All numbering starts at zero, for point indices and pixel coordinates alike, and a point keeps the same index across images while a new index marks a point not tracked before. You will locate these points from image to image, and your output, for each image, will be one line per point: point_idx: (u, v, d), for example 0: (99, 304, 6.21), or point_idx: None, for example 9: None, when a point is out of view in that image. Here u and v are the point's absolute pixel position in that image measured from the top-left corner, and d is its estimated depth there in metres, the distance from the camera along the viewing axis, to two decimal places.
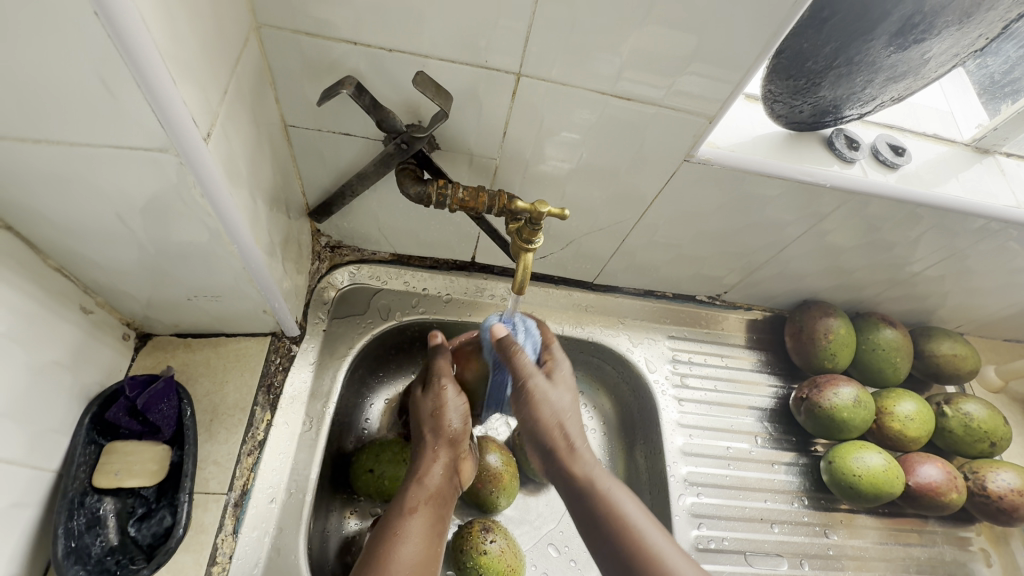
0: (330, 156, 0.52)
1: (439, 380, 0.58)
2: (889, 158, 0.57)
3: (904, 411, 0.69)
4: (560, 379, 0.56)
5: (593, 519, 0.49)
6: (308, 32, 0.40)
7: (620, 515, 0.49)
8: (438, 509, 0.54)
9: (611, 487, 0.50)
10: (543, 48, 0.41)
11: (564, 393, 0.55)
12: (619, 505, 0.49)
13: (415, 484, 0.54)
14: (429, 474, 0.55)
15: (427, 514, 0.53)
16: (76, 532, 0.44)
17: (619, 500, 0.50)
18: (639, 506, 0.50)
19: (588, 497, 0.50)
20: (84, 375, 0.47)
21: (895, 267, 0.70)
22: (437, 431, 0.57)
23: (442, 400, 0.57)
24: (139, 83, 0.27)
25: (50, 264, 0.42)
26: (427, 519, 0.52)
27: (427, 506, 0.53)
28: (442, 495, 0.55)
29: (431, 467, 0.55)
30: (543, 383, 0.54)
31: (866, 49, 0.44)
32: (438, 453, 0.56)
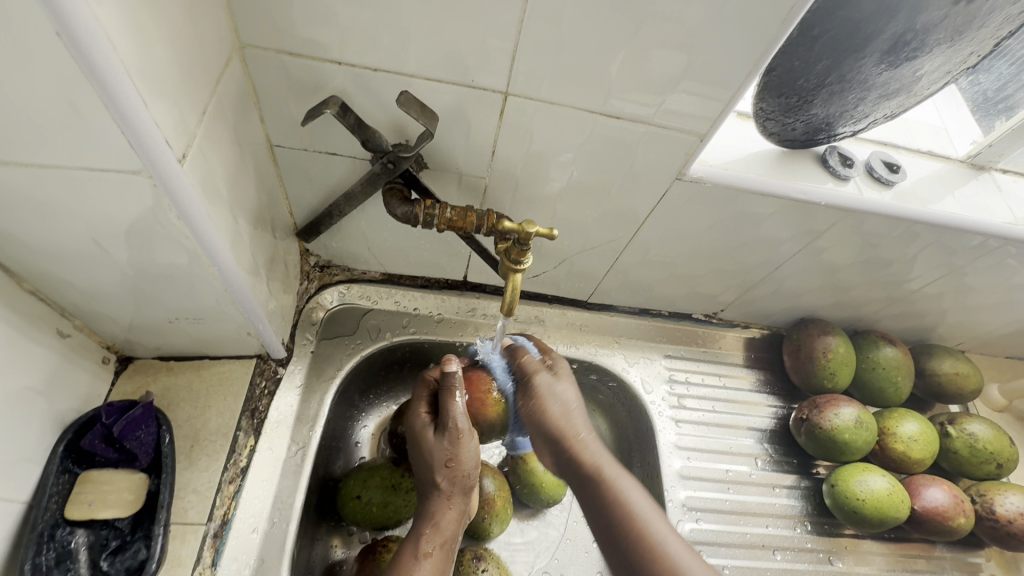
0: (317, 175, 0.51)
1: (455, 424, 0.53)
2: (884, 175, 0.56)
3: (907, 432, 0.68)
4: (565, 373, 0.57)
5: (602, 517, 0.48)
6: (292, 52, 0.40)
7: (628, 509, 0.48)
8: (451, 556, 0.51)
9: (618, 478, 0.50)
10: (530, 68, 0.41)
11: (567, 387, 0.56)
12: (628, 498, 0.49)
13: (428, 531, 0.50)
14: (443, 521, 0.51)
15: (442, 561, 0.49)
16: (45, 568, 0.42)
17: (626, 493, 0.49)
18: (645, 495, 0.49)
19: (592, 485, 0.50)
20: (59, 402, 0.45)
21: (893, 284, 0.68)
22: (455, 477, 0.53)
23: (459, 445, 0.53)
24: (106, 103, 0.27)
25: (25, 288, 0.41)
26: (440, 566, 0.49)
27: (442, 554, 0.50)
28: (454, 540, 0.52)
29: (445, 512, 0.52)
30: (547, 377, 0.56)
31: (858, 67, 0.44)
32: (453, 498, 0.53)
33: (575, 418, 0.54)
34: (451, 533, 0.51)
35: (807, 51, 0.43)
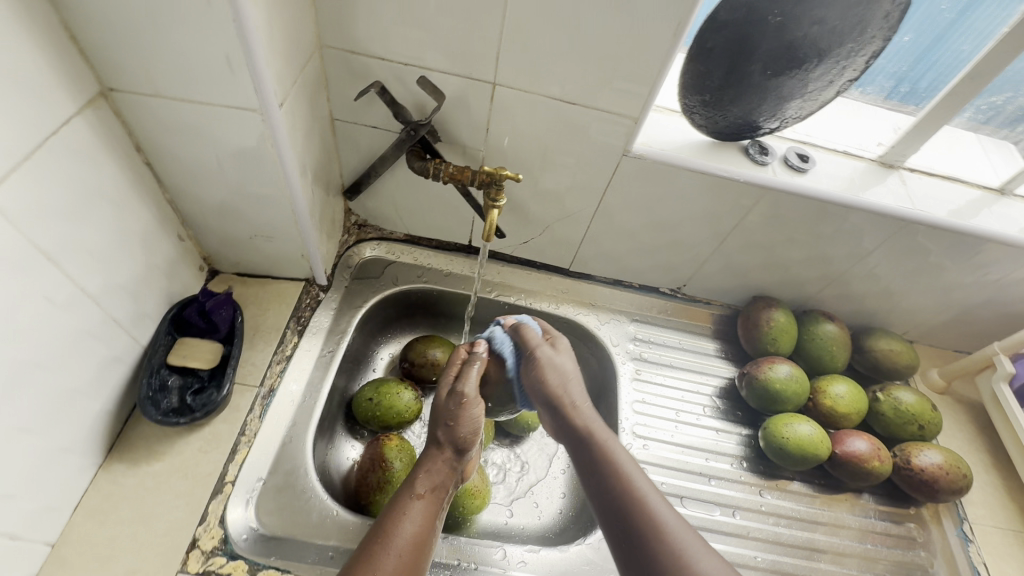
0: (362, 143, 0.71)
1: (463, 390, 0.61)
2: (796, 163, 0.71)
3: (837, 391, 0.78)
4: (554, 349, 0.65)
5: (603, 485, 0.53)
6: (353, 51, 0.60)
7: (624, 477, 0.52)
8: (439, 500, 0.56)
9: (615, 446, 0.56)
10: (510, 66, 0.60)
11: (566, 360, 0.65)
12: (624, 467, 0.53)
13: (422, 474, 0.57)
14: (435, 469, 0.57)
15: (432, 501, 0.55)
16: (152, 388, 0.60)
17: (620, 460, 0.54)
18: (646, 477, 0.53)
19: (592, 458, 0.55)
20: (172, 284, 0.65)
21: (826, 264, 0.81)
22: (451, 432, 0.59)
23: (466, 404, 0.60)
24: (247, 63, 0.47)
25: (166, 197, 0.61)
26: (429, 505, 0.54)
27: (433, 494, 0.55)
28: (445, 486, 0.57)
29: (437, 460, 0.58)
30: (548, 352, 0.64)
31: (749, 74, 0.61)
32: (445, 450, 0.59)
33: (574, 385, 0.62)
34: (440, 478, 0.57)
35: (707, 60, 0.61)
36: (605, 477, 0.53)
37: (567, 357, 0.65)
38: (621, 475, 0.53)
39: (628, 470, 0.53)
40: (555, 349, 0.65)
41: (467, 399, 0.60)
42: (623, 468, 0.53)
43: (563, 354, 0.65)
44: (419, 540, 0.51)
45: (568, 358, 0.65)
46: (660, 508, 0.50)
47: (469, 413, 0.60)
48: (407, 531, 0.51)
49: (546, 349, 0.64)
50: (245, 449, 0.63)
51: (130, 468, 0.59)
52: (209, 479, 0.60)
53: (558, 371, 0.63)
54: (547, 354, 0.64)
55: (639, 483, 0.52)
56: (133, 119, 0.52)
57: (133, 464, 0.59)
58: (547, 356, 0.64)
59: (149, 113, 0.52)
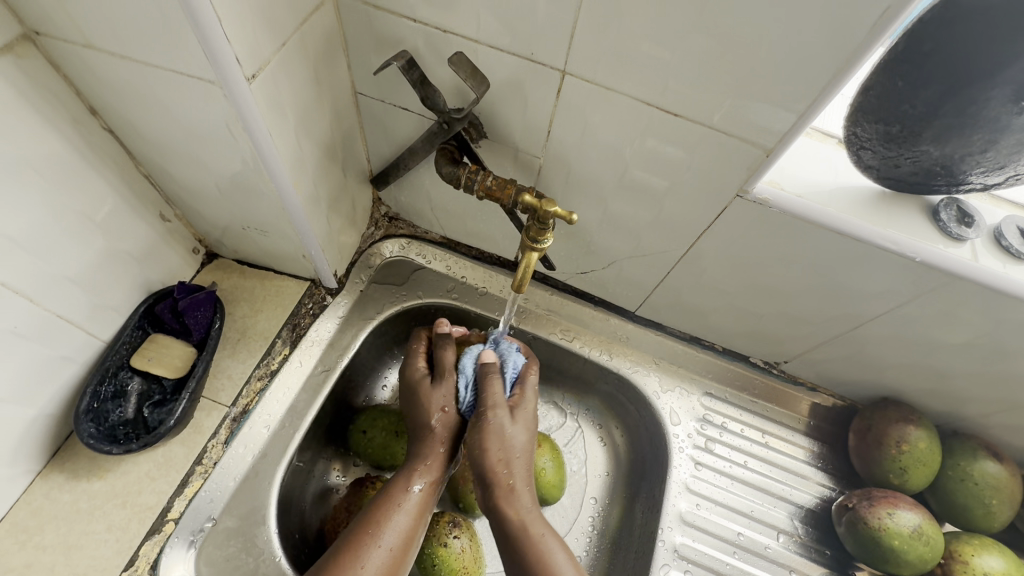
0: (390, 127, 0.56)
1: (450, 376, 0.57)
2: (1016, 247, 0.46)
3: (985, 566, 0.55)
4: (518, 415, 0.55)
5: (518, 558, 0.48)
6: (377, 5, 0.44)
7: (544, 556, 0.47)
8: (438, 488, 0.54)
9: (545, 535, 0.49)
10: (588, 48, 0.41)
11: (519, 432, 0.54)
12: (548, 550, 0.48)
13: (422, 464, 0.54)
14: (434, 458, 0.54)
15: (429, 491, 0.53)
16: (102, 396, 0.51)
17: (551, 545, 0.49)
18: (570, 561, 0.48)
19: (509, 536, 0.49)
20: (149, 271, 0.55)
21: (1012, 387, 0.55)
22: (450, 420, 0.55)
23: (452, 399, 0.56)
24: (187, 14, 0.32)
25: (141, 170, 0.50)
26: (427, 496, 0.52)
27: (430, 483, 0.53)
28: (442, 476, 0.55)
29: (438, 449, 0.55)
30: (504, 419, 0.54)
31: (983, 101, 0.37)
32: (446, 438, 0.55)
33: (519, 458, 0.53)
34: (440, 469, 0.54)
35: (913, 70, 0.37)
36: (524, 550, 0.48)
37: (524, 421, 0.55)
38: (539, 560, 0.47)
39: (554, 558, 0.47)
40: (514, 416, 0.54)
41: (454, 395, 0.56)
42: (548, 553, 0.48)
43: (521, 417, 0.55)
44: (412, 538, 0.50)
45: (524, 421, 0.55)
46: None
47: (457, 408, 0.56)
48: (399, 524, 0.49)
49: (504, 415, 0.54)
50: (197, 482, 0.53)
51: (69, 482, 0.51)
52: (147, 513, 0.51)
53: (518, 431, 0.54)
54: (501, 422, 0.53)
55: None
56: (77, 74, 0.40)
57: (73, 477, 0.51)
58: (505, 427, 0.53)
59: (95, 70, 0.39)
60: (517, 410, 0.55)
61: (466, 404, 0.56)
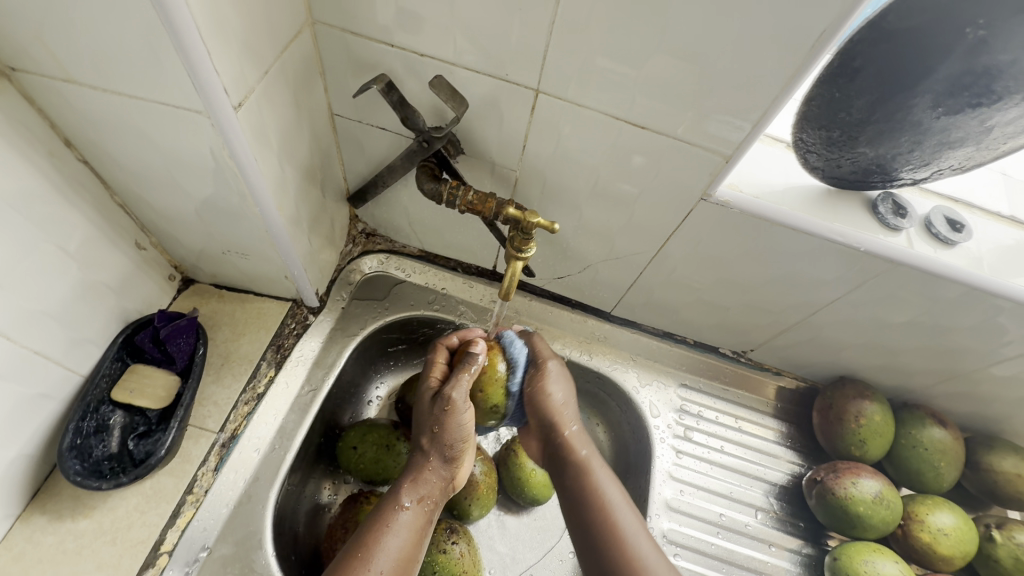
0: (367, 146, 0.57)
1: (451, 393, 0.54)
2: (943, 233, 0.52)
3: (938, 523, 0.61)
4: (558, 373, 0.60)
5: (581, 501, 0.55)
6: (354, 32, 0.45)
7: (602, 500, 0.54)
8: (428, 511, 0.54)
9: (601, 473, 0.56)
10: (560, 67, 0.44)
11: (563, 389, 0.60)
12: (601, 486, 0.55)
13: (410, 483, 0.55)
14: (425, 481, 0.55)
15: (419, 513, 0.53)
16: (84, 432, 0.50)
17: (602, 479, 0.56)
18: (622, 492, 0.56)
19: (574, 472, 0.57)
20: (126, 301, 0.54)
21: (950, 358, 0.62)
22: (440, 443, 0.55)
23: (451, 411, 0.54)
24: (178, 49, 0.33)
25: (116, 199, 0.50)
26: (417, 516, 0.52)
27: (419, 506, 0.53)
28: (433, 498, 0.55)
29: (426, 474, 0.55)
30: (554, 374, 0.60)
31: (907, 107, 0.42)
32: (433, 461, 0.56)
33: (565, 412, 0.59)
34: (430, 493, 0.55)
35: (848, 83, 0.42)
36: (582, 492, 0.55)
37: (559, 383, 0.60)
38: (599, 500, 0.54)
39: (610, 496, 0.55)
40: (558, 377, 0.60)
41: (455, 418, 0.55)
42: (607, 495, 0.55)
43: (554, 380, 0.59)
44: (405, 561, 0.49)
45: (560, 386, 0.60)
46: (638, 538, 0.52)
47: (456, 422, 0.55)
48: (390, 547, 0.49)
49: (545, 376, 0.59)
50: (190, 511, 0.52)
51: (52, 524, 0.49)
52: (140, 548, 0.50)
53: (557, 392, 0.59)
54: (544, 385, 0.59)
55: (617, 506, 0.54)
56: (51, 107, 0.40)
57: (57, 519, 0.50)
58: (551, 382, 0.59)
59: (72, 103, 0.39)
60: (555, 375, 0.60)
61: (463, 417, 0.55)
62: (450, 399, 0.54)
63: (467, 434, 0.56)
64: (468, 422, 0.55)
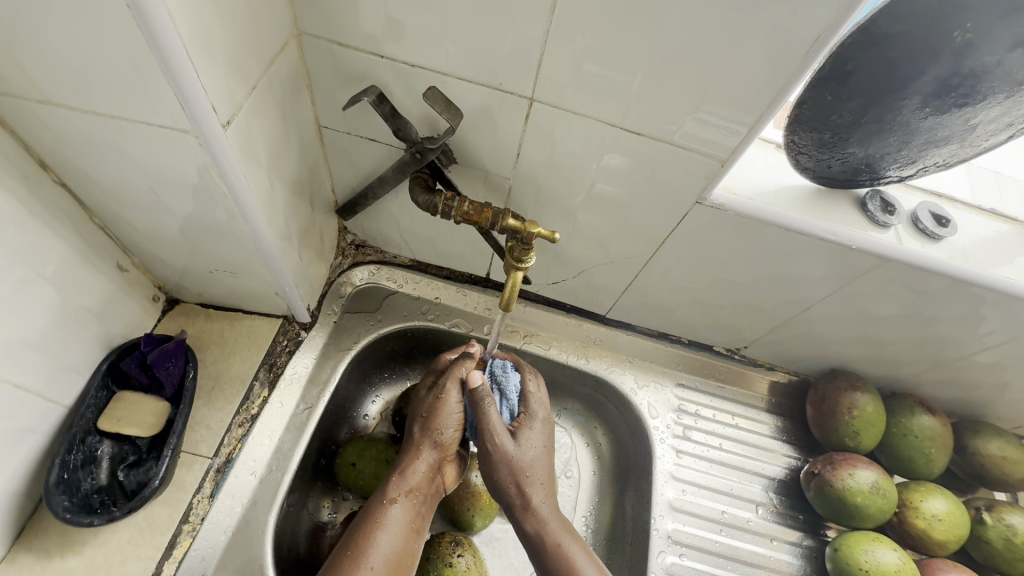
0: (356, 158, 0.56)
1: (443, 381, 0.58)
2: (930, 228, 0.53)
3: (932, 510, 0.62)
4: (536, 424, 0.57)
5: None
6: (342, 43, 0.44)
7: (572, 567, 0.50)
8: (420, 504, 0.53)
9: (569, 543, 0.52)
10: (555, 75, 0.43)
11: (537, 442, 0.56)
12: (574, 557, 0.51)
13: (399, 476, 0.53)
14: (414, 471, 0.54)
15: (408, 506, 0.52)
16: (71, 465, 0.48)
17: (574, 551, 0.52)
18: (596, 563, 0.51)
19: (540, 546, 0.52)
20: (109, 326, 0.52)
21: (937, 348, 0.63)
22: (429, 430, 0.56)
23: (443, 402, 0.57)
24: (163, 68, 0.31)
25: (96, 222, 0.48)
26: (407, 509, 0.52)
27: (408, 499, 0.52)
28: (423, 492, 0.54)
29: (416, 466, 0.54)
30: (509, 442, 0.54)
31: (896, 108, 0.43)
32: (423, 451, 0.55)
33: (537, 470, 0.55)
34: (420, 486, 0.54)
35: (838, 86, 0.42)
36: (553, 569, 0.51)
37: (533, 438, 0.56)
38: (568, 574, 0.50)
39: (579, 563, 0.51)
40: (531, 429, 0.56)
41: (444, 411, 0.56)
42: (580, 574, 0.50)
43: (531, 434, 0.56)
44: (399, 556, 0.49)
45: (536, 441, 0.56)
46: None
47: (447, 411, 0.56)
48: (381, 543, 0.49)
49: (508, 437, 0.54)
50: (186, 541, 0.51)
51: (41, 563, 0.47)
52: None
53: (529, 448, 0.55)
54: (507, 447, 0.54)
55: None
56: (25, 130, 0.38)
57: (46, 557, 0.47)
58: (523, 436, 0.55)
59: (49, 125, 0.38)
60: (524, 430, 0.56)
61: (453, 407, 0.56)
62: (444, 390, 0.57)
63: (459, 422, 0.57)
64: (459, 412, 0.57)
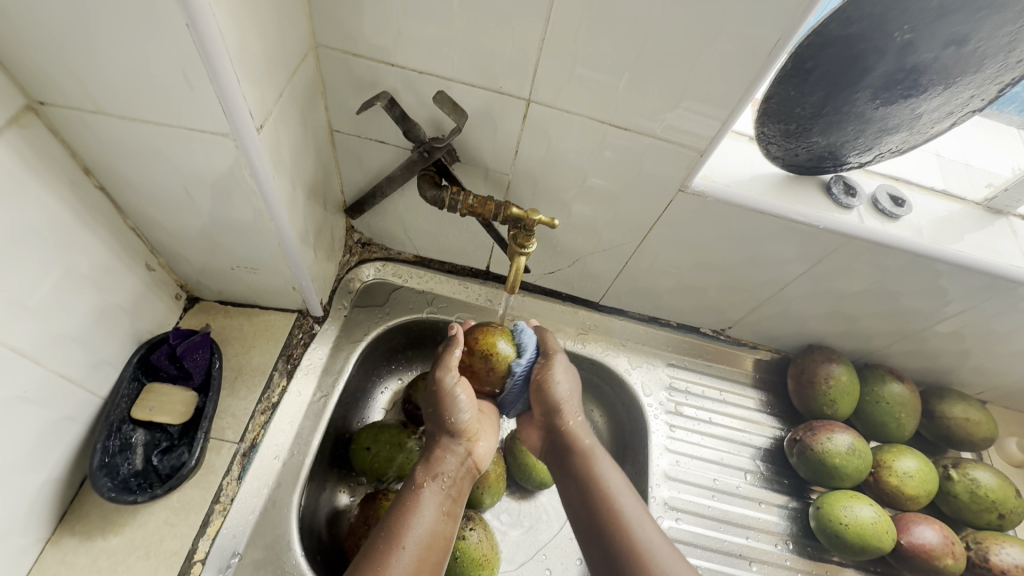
0: (365, 159, 0.60)
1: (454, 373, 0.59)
2: (888, 208, 0.59)
3: (904, 467, 0.68)
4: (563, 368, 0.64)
5: (584, 495, 0.57)
6: (356, 53, 0.49)
7: (607, 489, 0.56)
8: (450, 489, 0.56)
9: (604, 465, 0.58)
10: (550, 78, 0.48)
11: (567, 381, 0.63)
12: (608, 482, 0.57)
13: (426, 466, 0.57)
14: (440, 461, 0.57)
15: (437, 490, 0.55)
16: (110, 451, 0.51)
17: (604, 470, 0.58)
18: (624, 480, 0.58)
19: (580, 468, 0.59)
20: (138, 322, 0.56)
21: (902, 320, 0.69)
22: (446, 421, 0.59)
23: (449, 390, 0.59)
24: (211, 78, 0.36)
25: (128, 223, 0.52)
26: (437, 494, 0.54)
27: (437, 484, 0.55)
28: (451, 477, 0.57)
29: (441, 454, 0.58)
30: (550, 368, 0.63)
31: (852, 100, 0.48)
32: (443, 441, 0.58)
33: (569, 411, 0.62)
34: (447, 471, 0.57)
35: (801, 82, 0.48)
36: (589, 492, 0.56)
37: (566, 377, 0.63)
38: (602, 491, 0.56)
39: (612, 486, 0.56)
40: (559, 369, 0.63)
41: (455, 395, 0.59)
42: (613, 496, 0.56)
43: (562, 374, 0.63)
44: (433, 537, 0.51)
45: (567, 383, 0.63)
46: (643, 527, 0.53)
47: (458, 399, 0.59)
48: (416, 525, 0.51)
49: (546, 367, 0.63)
50: (218, 520, 0.54)
51: (84, 544, 0.50)
52: (174, 559, 0.51)
53: (563, 387, 0.62)
54: (546, 373, 0.62)
55: (621, 496, 0.56)
56: (73, 138, 0.42)
57: (88, 539, 0.51)
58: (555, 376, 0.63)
59: (96, 132, 0.42)
60: (555, 369, 0.63)
61: (465, 392, 0.60)
62: (449, 379, 0.60)
63: (473, 408, 0.60)
64: (471, 398, 0.60)
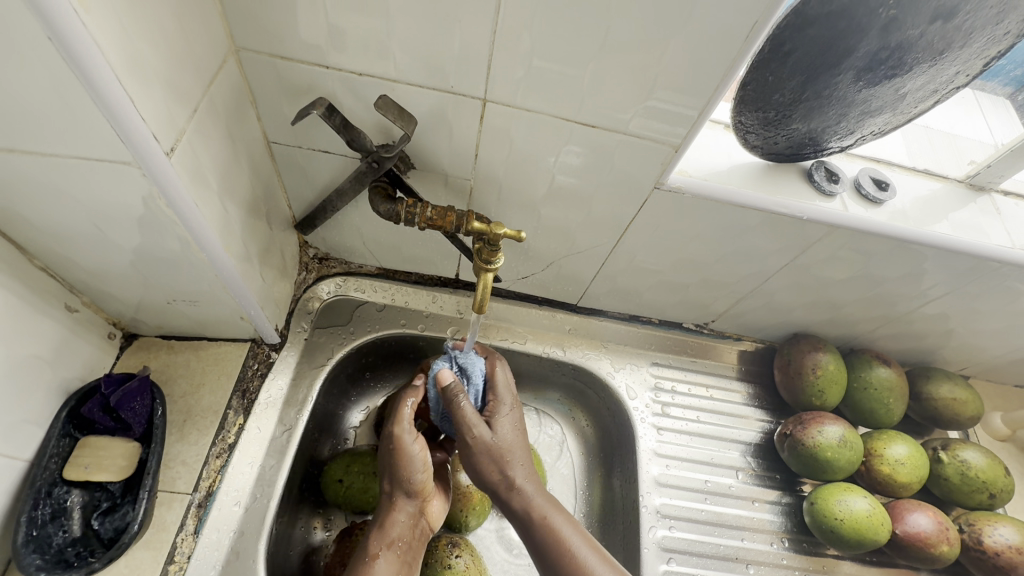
0: (311, 171, 0.54)
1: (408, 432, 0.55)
2: (872, 193, 0.56)
3: (895, 455, 0.66)
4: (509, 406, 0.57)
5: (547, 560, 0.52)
6: (283, 56, 0.43)
7: (566, 549, 0.51)
8: (405, 553, 0.52)
9: (552, 517, 0.53)
10: (505, 75, 0.43)
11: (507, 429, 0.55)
12: (562, 533, 0.52)
13: (383, 531, 0.53)
14: (393, 525, 0.53)
15: (393, 559, 0.51)
16: (39, 521, 0.46)
17: (560, 523, 0.53)
18: (578, 530, 0.53)
19: (531, 527, 0.53)
20: (64, 371, 0.50)
21: (887, 304, 0.67)
22: (401, 481, 0.54)
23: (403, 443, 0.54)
24: (94, 99, 0.31)
25: (36, 263, 0.46)
26: (394, 564, 0.51)
27: (393, 552, 0.52)
28: (406, 541, 0.53)
29: (394, 517, 0.53)
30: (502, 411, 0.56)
31: (834, 84, 0.45)
32: (398, 502, 0.54)
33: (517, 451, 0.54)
34: (402, 536, 0.53)
35: (779, 66, 0.44)
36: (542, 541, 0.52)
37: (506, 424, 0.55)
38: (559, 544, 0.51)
39: (570, 539, 0.52)
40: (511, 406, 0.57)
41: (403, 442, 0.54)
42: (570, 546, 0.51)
43: (503, 421, 0.55)
44: None
45: (509, 425, 0.55)
46: None
47: (411, 462, 0.53)
48: None
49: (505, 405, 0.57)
50: None
51: None
52: None
53: (505, 432, 0.55)
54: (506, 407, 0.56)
55: (576, 543, 0.51)
56: None
57: None
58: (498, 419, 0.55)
59: None
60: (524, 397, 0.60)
61: (417, 452, 0.54)
62: (398, 439, 0.54)
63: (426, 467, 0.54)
64: (422, 454, 0.54)
